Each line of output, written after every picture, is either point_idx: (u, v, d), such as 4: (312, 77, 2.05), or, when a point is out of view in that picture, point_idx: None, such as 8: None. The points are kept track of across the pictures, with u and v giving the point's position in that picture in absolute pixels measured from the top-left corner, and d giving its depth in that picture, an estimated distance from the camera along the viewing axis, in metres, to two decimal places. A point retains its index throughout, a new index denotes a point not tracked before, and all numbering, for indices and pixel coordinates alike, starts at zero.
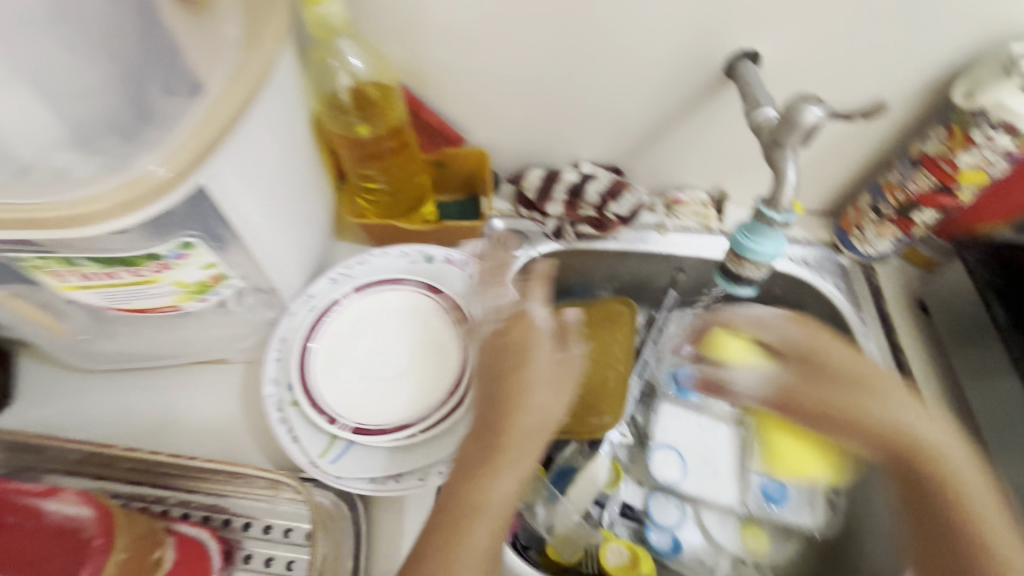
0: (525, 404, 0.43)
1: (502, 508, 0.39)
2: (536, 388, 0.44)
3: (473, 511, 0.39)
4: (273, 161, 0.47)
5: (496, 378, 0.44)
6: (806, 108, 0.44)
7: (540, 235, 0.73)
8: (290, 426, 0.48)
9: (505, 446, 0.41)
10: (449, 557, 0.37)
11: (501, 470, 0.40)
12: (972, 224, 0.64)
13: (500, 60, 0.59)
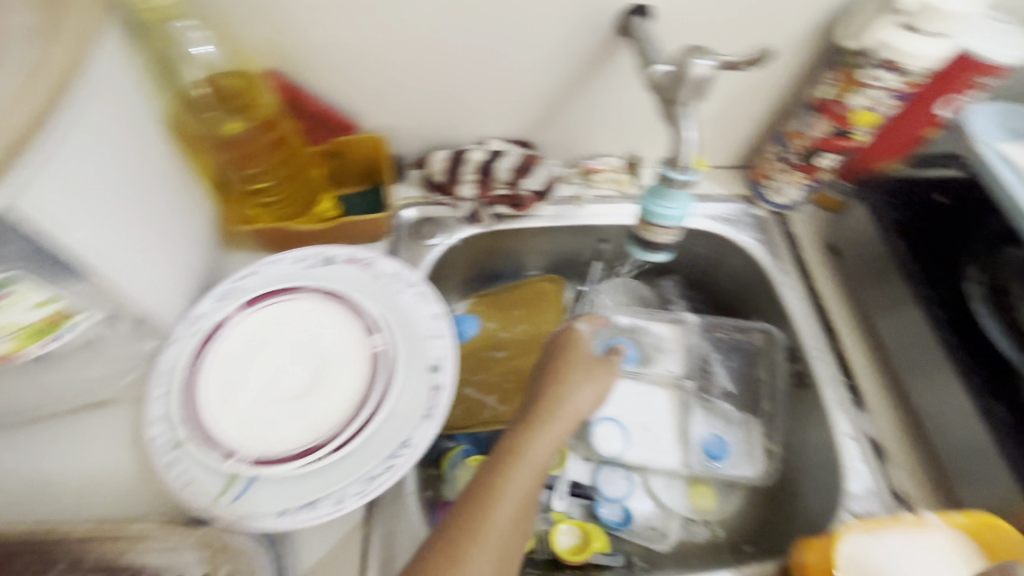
0: (586, 385, 0.51)
1: (539, 462, 0.45)
2: (580, 376, 0.52)
3: (513, 458, 0.44)
4: (108, 168, 0.41)
5: (551, 366, 0.53)
6: (693, 61, 0.42)
7: (455, 219, 0.69)
8: (183, 467, 0.41)
9: (553, 409, 0.49)
10: (492, 494, 0.42)
11: (548, 427, 0.47)
12: (872, 161, 0.63)
13: (384, 33, 0.55)
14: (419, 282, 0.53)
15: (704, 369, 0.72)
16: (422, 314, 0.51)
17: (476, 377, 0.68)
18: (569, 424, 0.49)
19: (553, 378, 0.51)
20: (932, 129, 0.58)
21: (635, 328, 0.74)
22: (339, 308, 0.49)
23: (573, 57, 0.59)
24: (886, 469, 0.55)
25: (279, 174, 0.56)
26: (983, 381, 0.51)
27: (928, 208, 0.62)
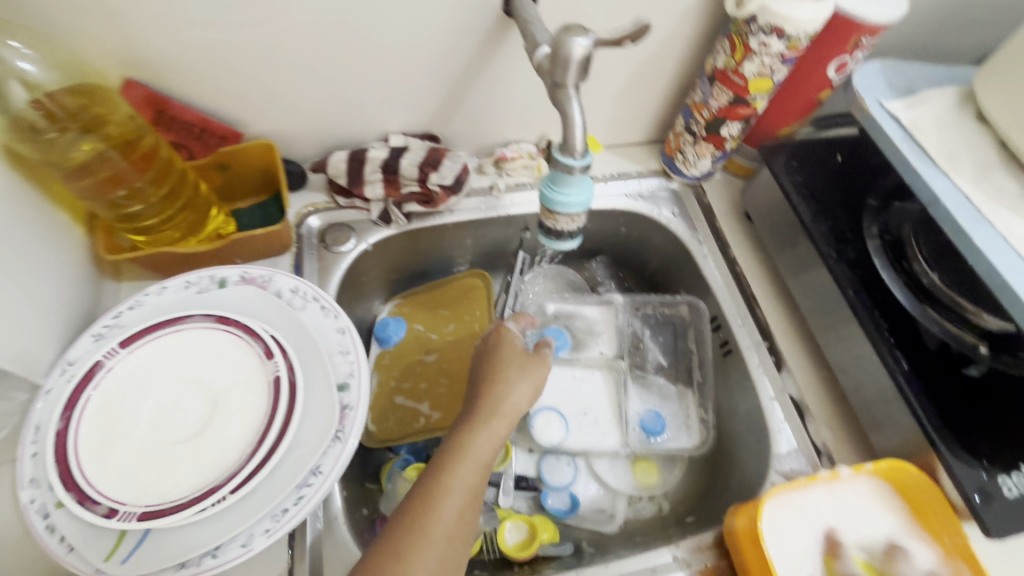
0: (527, 375, 0.50)
1: (481, 459, 0.43)
2: (520, 368, 0.50)
3: (455, 456, 0.43)
4: None
5: (489, 361, 0.51)
6: (572, 41, 0.41)
7: (367, 222, 0.66)
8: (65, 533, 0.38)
9: (494, 404, 0.47)
10: (434, 495, 0.40)
11: (490, 421, 0.45)
12: (774, 129, 0.66)
13: (254, 29, 0.51)
14: (322, 295, 0.50)
15: (636, 345, 0.73)
16: (327, 329, 0.49)
17: (405, 385, 0.65)
18: (513, 417, 0.47)
19: (492, 372, 0.49)
20: (823, 93, 0.61)
21: (564, 314, 0.74)
22: (233, 334, 0.46)
23: (464, 41, 0.57)
24: (808, 425, 0.57)
25: (152, 196, 0.51)
26: (889, 329, 0.54)
27: (827, 167, 0.64)
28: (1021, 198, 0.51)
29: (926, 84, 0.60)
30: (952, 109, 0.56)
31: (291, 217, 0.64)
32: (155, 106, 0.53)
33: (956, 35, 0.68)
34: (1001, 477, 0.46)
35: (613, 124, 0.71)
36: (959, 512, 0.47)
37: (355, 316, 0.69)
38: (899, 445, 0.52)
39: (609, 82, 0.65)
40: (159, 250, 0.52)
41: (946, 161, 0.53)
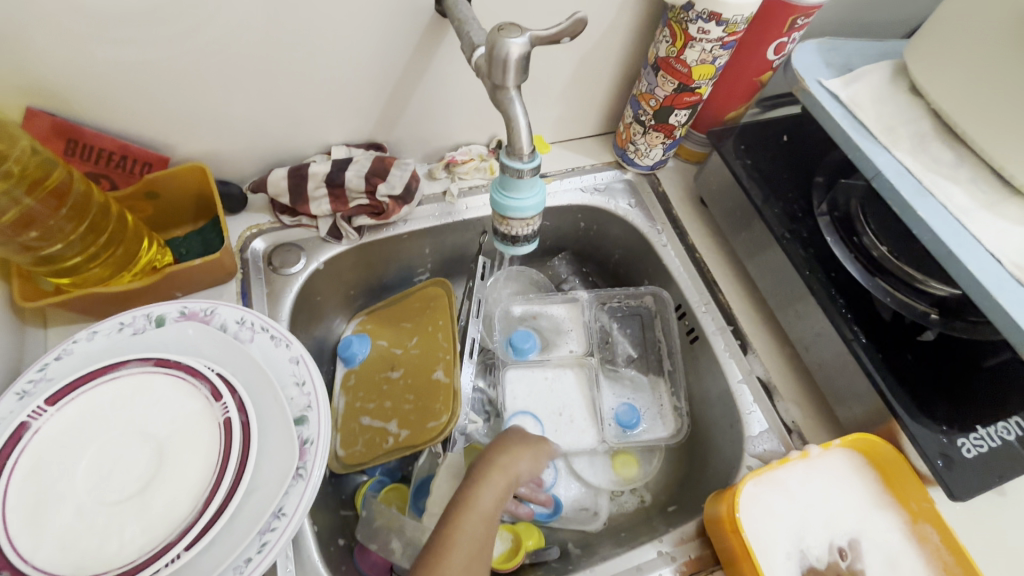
0: (529, 446, 0.49)
1: (488, 510, 0.41)
2: (521, 441, 0.50)
3: (459, 509, 0.40)
4: None
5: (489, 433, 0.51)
6: (507, 40, 0.39)
7: (317, 240, 0.63)
8: None
9: (495, 462, 0.45)
10: (442, 550, 0.37)
11: (494, 476, 0.44)
12: (722, 113, 0.66)
13: (169, 43, 0.47)
14: (271, 324, 0.47)
15: (605, 340, 0.72)
16: (279, 360, 0.46)
17: (370, 405, 0.63)
18: (515, 476, 0.46)
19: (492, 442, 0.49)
20: (766, 75, 0.62)
21: (529, 315, 0.73)
22: (175, 377, 0.42)
23: (399, 43, 0.54)
24: (778, 404, 0.57)
25: (71, 234, 0.47)
26: (845, 304, 0.55)
27: (774, 149, 0.64)
28: (957, 167, 0.52)
29: (861, 60, 0.61)
30: (887, 84, 0.57)
31: (233, 241, 0.61)
32: (69, 136, 0.49)
33: (886, 8, 0.69)
34: (960, 439, 0.48)
35: (563, 119, 0.70)
36: (925, 479, 0.49)
37: (315, 338, 0.66)
38: (862, 417, 0.53)
39: (555, 76, 0.64)
40: (85, 292, 0.48)
41: (885, 135, 0.54)
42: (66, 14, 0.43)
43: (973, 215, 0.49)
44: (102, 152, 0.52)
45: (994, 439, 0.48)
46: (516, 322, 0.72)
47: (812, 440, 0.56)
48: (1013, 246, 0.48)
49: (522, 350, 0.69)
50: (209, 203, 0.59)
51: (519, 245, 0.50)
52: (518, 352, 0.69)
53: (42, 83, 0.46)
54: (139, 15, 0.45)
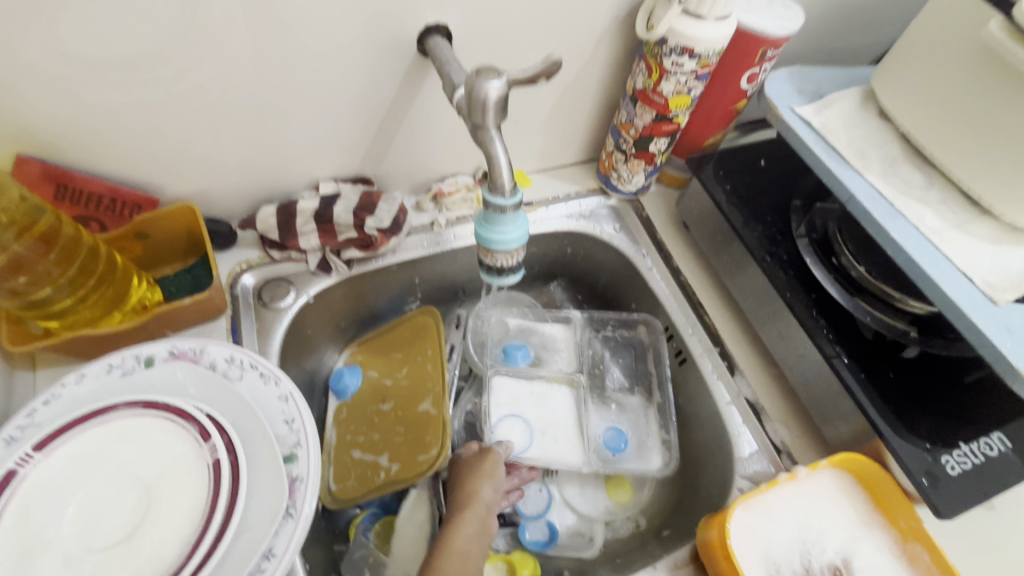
0: (485, 475, 0.55)
1: (464, 548, 0.48)
2: (479, 467, 0.55)
3: (440, 555, 0.47)
4: None
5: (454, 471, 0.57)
6: (485, 83, 0.41)
7: (306, 274, 0.64)
8: None
9: (464, 502, 0.52)
10: None
11: (464, 516, 0.50)
12: (700, 139, 0.68)
13: (159, 87, 0.49)
14: (259, 361, 0.48)
15: (596, 365, 0.72)
16: (268, 398, 0.46)
17: (360, 438, 0.63)
18: (485, 507, 0.52)
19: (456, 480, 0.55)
20: (740, 103, 0.64)
21: (524, 331, 0.73)
22: (164, 419, 0.43)
23: (384, 82, 0.56)
24: (767, 425, 0.58)
25: (60, 278, 0.47)
26: (826, 325, 0.56)
27: (752, 173, 0.66)
28: (927, 188, 0.54)
29: (831, 87, 0.63)
30: (857, 109, 0.59)
31: (223, 278, 0.61)
32: (58, 181, 0.50)
33: (853, 36, 0.72)
34: (944, 456, 0.49)
35: (547, 148, 0.72)
36: (913, 497, 0.49)
37: (306, 371, 0.67)
38: (849, 436, 0.54)
39: (537, 108, 0.66)
40: (75, 334, 0.49)
41: (857, 159, 0.56)
42: (60, 66, 0.44)
43: (945, 235, 0.51)
44: (92, 196, 0.53)
45: (977, 456, 0.49)
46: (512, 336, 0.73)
47: (801, 460, 0.56)
48: (984, 265, 0.49)
49: (514, 359, 0.70)
50: (198, 240, 0.59)
51: (505, 276, 0.51)
52: (509, 359, 0.70)
53: (35, 129, 0.47)
54: (129, 62, 0.46)
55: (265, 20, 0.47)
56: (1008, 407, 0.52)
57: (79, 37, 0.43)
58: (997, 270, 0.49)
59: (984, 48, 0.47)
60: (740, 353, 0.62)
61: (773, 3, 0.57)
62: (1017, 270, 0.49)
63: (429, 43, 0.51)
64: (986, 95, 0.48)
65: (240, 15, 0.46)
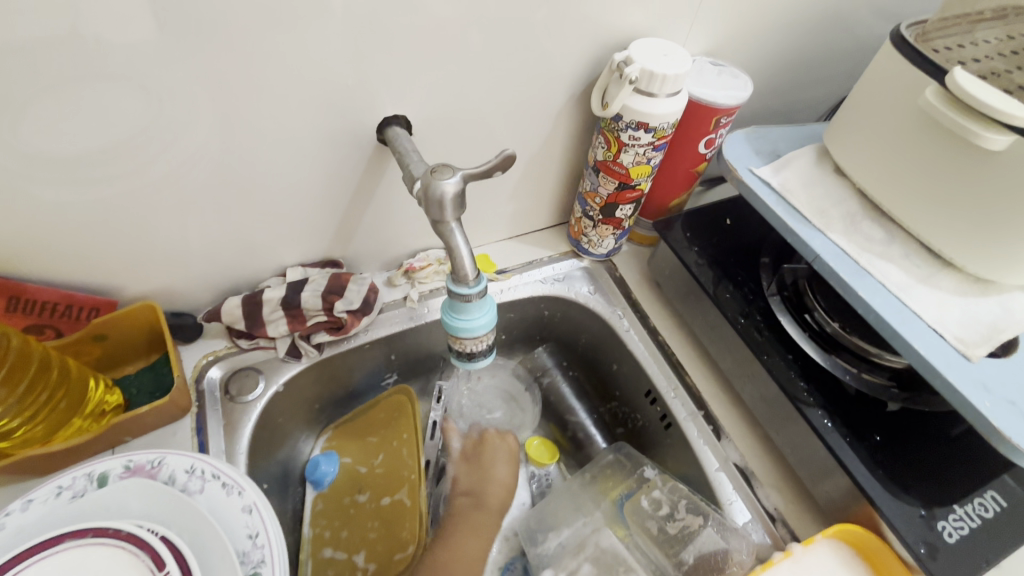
0: (510, 466, 0.68)
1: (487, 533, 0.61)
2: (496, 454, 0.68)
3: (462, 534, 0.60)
4: None
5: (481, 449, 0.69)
6: (441, 181, 0.41)
7: (275, 362, 0.62)
8: None
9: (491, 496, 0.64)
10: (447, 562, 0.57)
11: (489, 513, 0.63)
12: (666, 200, 0.69)
13: (114, 186, 0.48)
14: (223, 471, 0.45)
15: (640, 509, 0.58)
16: (231, 511, 0.44)
17: (327, 534, 0.60)
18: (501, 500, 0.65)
19: (484, 461, 0.67)
20: (701, 166, 0.65)
21: (677, 537, 0.55)
22: (114, 546, 0.40)
23: (348, 168, 0.57)
24: (758, 494, 0.56)
25: (7, 396, 0.46)
26: (806, 386, 0.55)
27: (719, 233, 0.67)
28: (889, 244, 0.55)
29: (787, 145, 0.65)
30: (813, 167, 0.61)
31: (189, 372, 0.59)
32: (10, 294, 0.49)
33: (802, 94, 0.75)
34: (940, 522, 0.47)
35: (516, 215, 0.73)
36: (913, 567, 0.47)
37: (279, 462, 0.64)
38: (840, 500, 0.52)
39: (503, 179, 0.66)
40: (25, 454, 0.46)
41: (818, 218, 0.57)
42: (8, 182, 0.44)
43: (912, 291, 0.51)
44: (46, 304, 0.51)
45: (973, 519, 0.47)
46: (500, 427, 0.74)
47: (796, 528, 0.54)
48: (954, 321, 0.49)
49: (649, 524, 0.57)
50: (162, 338, 0.58)
51: (476, 361, 0.50)
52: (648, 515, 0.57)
53: None
54: (82, 173, 0.46)
55: (222, 119, 0.48)
56: (995, 462, 0.51)
57: (25, 146, 0.42)
58: (966, 324, 0.49)
59: (922, 114, 0.49)
60: (724, 414, 0.61)
61: (722, 74, 0.59)
62: (987, 323, 0.49)
63: (388, 132, 0.52)
64: (932, 155, 0.49)
65: (197, 114, 0.46)
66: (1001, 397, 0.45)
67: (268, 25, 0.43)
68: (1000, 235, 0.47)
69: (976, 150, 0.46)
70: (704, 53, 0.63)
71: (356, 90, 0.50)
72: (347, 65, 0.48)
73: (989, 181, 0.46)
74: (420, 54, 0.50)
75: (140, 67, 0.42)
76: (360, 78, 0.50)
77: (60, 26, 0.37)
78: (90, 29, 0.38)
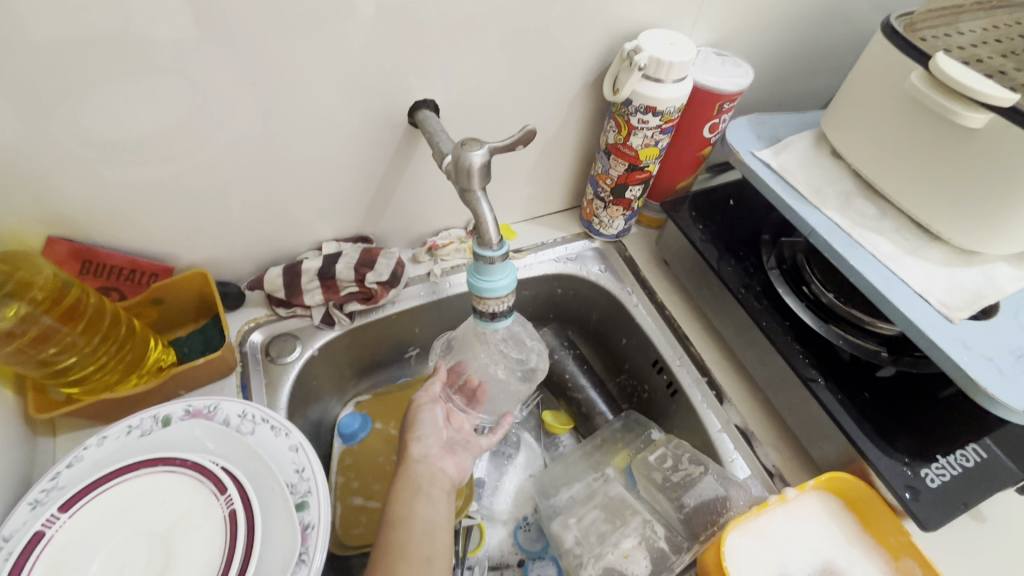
0: (416, 433, 0.57)
1: (420, 517, 0.49)
2: (417, 419, 0.58)
3: (393, 526, 0.48)
4: None
5: (405, 430, 0.58)
6: (470, 153, 0.46)
7: (311, 328, 0.67)
8: None
9: (407, 468, 0.53)
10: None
11: (400, 491, 0.51)
12: (673, 182, 0.74)
13: (175, 163, 0.54)
14: (270, 415, 0.51)
15: (646, 463, 0.61)
16: (279, 450, 0.49)
17: (355, 485, 0.67)
18: (433, 474, 0.53)
19: (404, 438, 0.57)
20: (706, 149, 0.70)
21: (680, 483, 0.59)
22: (182, 474, 0.45)
23: (381, 149, 0.62)
24: (757, 451, 0.60)
25: (84, 346, 0.51)
26: (802, 350, 0.59)
27: (723, 213, 0.72)
28: (882, 219, 0.59)
29: (786, 131, 0.69)
30: (811, 150, 0.65)
31: (233, 336, 0.65)
32: (83, 258, 0.55)
33: (804, 83, 0.80)
34: (923, 470, 0.51)
35: (532, 198, 0.78)
36: (899, 512, 0.51)
37: (312, 421, 0.69)
38: (835, 456, 0.56)
39: (520, 163, 0.71)
40: (98, 398, 0.52)
41: (814, 196, 0.61)
42: (89, 157, 0.50)
43: (900, 261, 0.55)
44: (114, 269, 0.57)
45: (954, 467, 0.51)
46: (505, 388, 0.71)
47: (792, 483, 0.58)
48: (939, 287, 0.53)
49: (652, 475, 0.60)
50: (210, 302, 0.64)
51: (496, 321, 0.55)
52: (651, 467, 0.61)
53: (61, 208, 0.52)
54: (151, 150, 0.51)
55: (272, 102, 0.53)
56: (980, 419, 0.55)
57: (98, 128, 0.48)
58: (951, 290, 0.53)
59: (909, 96, 0.53)
60: (725, 380, 0.65)
61: (725, 64, 0.64)
62: (971, 289, 0.53)
63: (417, 116, 0.57)
64: (920, 135, 0.53)
65: (248, 97, 0.52)
66: (978, 353, 0.49)
67: (317, 18, 0.49)
68: (981, 207, 0.51)
69: (958, 128, 0.50)
70: (709, 44, 0.67)
71: (391, 78, 0.56)
72: (382, 55, 0.54)
73: (969, 157, 0.50)
74: (448, 45, 0.55)
75: (200, 56, 0.47)
76: (395, 66, 0.55)
77: (133, 19, 0.43)
78: (160, 19, 0.44)
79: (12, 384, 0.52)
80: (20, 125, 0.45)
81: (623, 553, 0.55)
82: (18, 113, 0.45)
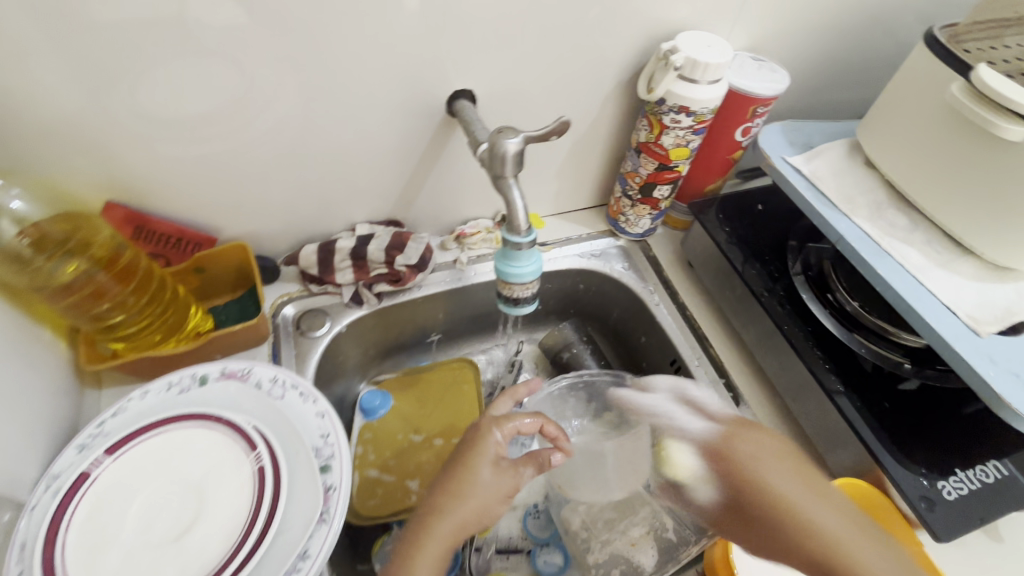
0: (473, 472, 0.48)
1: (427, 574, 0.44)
2: (479, 460, 0.49)
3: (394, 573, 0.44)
4: None
5: (460, 457, 0.50)
6: (506, 141, 0.48)
7: (340, 306, 0.70)
8: None
9: (450, 506, 0.47)
10: None
11: (436, 535, 0.46)
12: (702, 184, 0.74)
13: (225, 140, 0.57)
14: (300, 381, 0.53)
15: None
16: (306, 415, 0.51)
17: (372, 458, 0.69)
18: (470, 522, 0.47)
19: (457, 467, 0.49)
20: (737, 153, 0.70)
21: None
22: (217, 430, 0.48)
23: (418, 136, 0.64)
24: None
25: (133, 305, 0.54)
26: (823, 357, 0.59)
27: (751, 217, 0.72)
28: (912, 230, 0.58)
29: (820, 139, 0.69)
30: (844, 158, 0.65)
31: (267, 308, 0.68)
32: (135, 223, 0.58)
33: (841, 93, 0.79)
34: (941, 482, 0.51)
35: (560, 193, 0.79)
36: (912, 521, 0.51)
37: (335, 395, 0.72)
38: (851, 464, 0.56)
39: (552, 157, 0.73)
40: (143, 355, 0.55)
41: (844, 203, 0.61)
42: (149, 128, 0.53)
43: (929, 272, 0.55)
44: (163, 235, 0.60)
45: (974, 482, 0.51)
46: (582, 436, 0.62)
47: None
48: (968, 301, 0.53)
49: None
50: (247, 274, 0.67)
51: (520, 306, 0.57)
52: None
53: (120, 175, 0.55)
54: (205, 125, 0.55)
55: (319, 86, 0.56)
56: (1006, 437, 0.54)
57: (160, 101, 0.51)
58: (981, 305, 0.52)
59: (948, 107, 0.53)
60: (743, 383, 0.66)
61: (761, 68, 0.64)
62: (1002, 304, 0.52)
63: (456, 105, 0.59)
64: (958, 147, 0.53)
65: (297, 79, 0.54)
66: (1005, 369, 0.48)
67: (367, 7, 0.51)
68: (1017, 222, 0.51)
69: (997, 140, 0.49)
70: (746, 48, 0.68)
71: (433, 67, 0.58)
72: (426, 45, 0.56)
73: (1007, 171, 0.50)
74: (489, 38, 0.57)
75: (256, 38, 0.50)
76: (437, 56, 0.57)
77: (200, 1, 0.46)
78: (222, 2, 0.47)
79: (65, 336, 0.55)
80: (92, 94, 0.49)
81: (630, 541, 0.58)
82: (89, 84, 0.48)
